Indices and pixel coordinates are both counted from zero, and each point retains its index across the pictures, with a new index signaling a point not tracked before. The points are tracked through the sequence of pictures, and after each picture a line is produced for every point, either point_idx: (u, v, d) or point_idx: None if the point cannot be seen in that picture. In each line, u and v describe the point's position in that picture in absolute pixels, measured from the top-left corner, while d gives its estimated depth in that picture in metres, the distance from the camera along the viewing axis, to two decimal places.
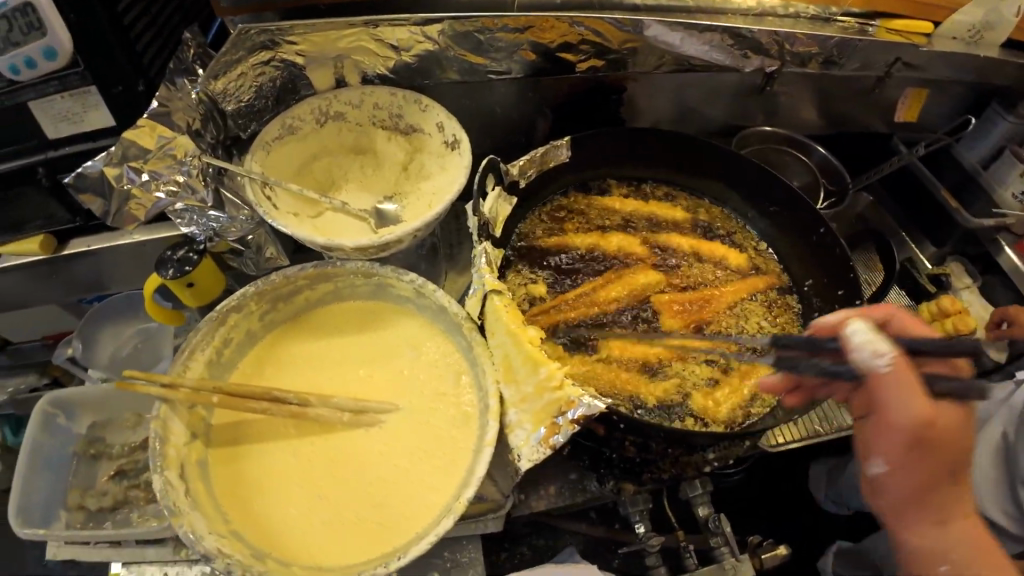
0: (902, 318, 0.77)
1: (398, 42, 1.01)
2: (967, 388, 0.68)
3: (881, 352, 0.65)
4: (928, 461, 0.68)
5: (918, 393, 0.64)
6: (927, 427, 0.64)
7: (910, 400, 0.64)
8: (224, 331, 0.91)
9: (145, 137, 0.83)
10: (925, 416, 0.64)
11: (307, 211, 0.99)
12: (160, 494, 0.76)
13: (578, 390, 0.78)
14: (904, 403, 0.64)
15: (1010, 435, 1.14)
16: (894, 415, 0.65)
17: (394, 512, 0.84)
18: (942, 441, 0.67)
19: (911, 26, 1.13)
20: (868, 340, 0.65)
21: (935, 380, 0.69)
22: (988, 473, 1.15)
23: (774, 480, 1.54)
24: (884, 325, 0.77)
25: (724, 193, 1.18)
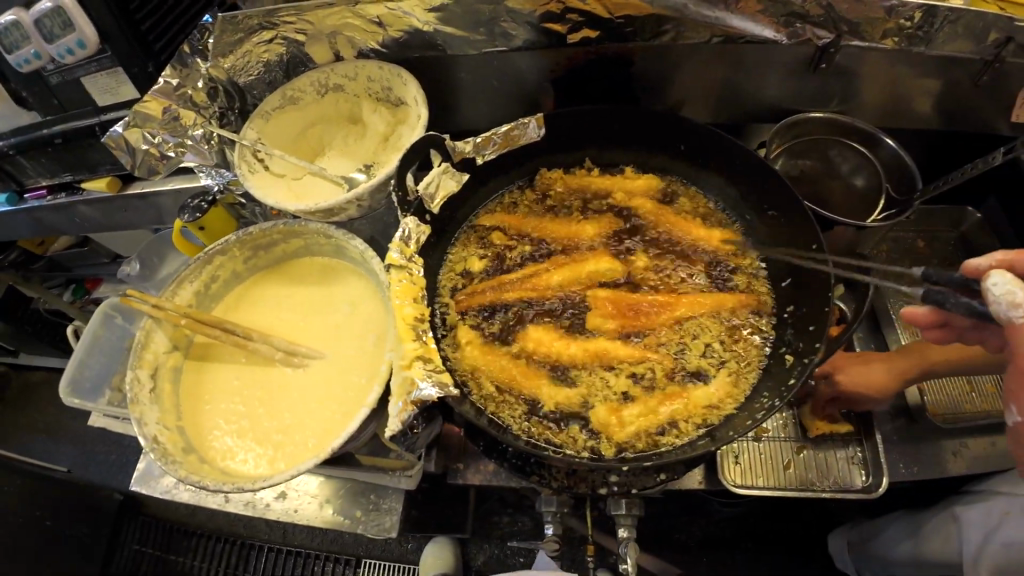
0: None
1: (381, 19, 1.07)
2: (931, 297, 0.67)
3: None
4: None
5: None
6: None
7: None
8: (211, 270, 1.10)
9: (152, 107, 1.02)
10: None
11: (291, 172, 1.12)
12: (126, 385, 0.98)
13: (422, 373, 0.80)
14: None
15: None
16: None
17: (295, 444, 0.97)
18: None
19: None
20: (1006, 286, 0.60)
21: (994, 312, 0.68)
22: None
23: (769, 520, 1.42)
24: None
25: (723, 190, 1.04)
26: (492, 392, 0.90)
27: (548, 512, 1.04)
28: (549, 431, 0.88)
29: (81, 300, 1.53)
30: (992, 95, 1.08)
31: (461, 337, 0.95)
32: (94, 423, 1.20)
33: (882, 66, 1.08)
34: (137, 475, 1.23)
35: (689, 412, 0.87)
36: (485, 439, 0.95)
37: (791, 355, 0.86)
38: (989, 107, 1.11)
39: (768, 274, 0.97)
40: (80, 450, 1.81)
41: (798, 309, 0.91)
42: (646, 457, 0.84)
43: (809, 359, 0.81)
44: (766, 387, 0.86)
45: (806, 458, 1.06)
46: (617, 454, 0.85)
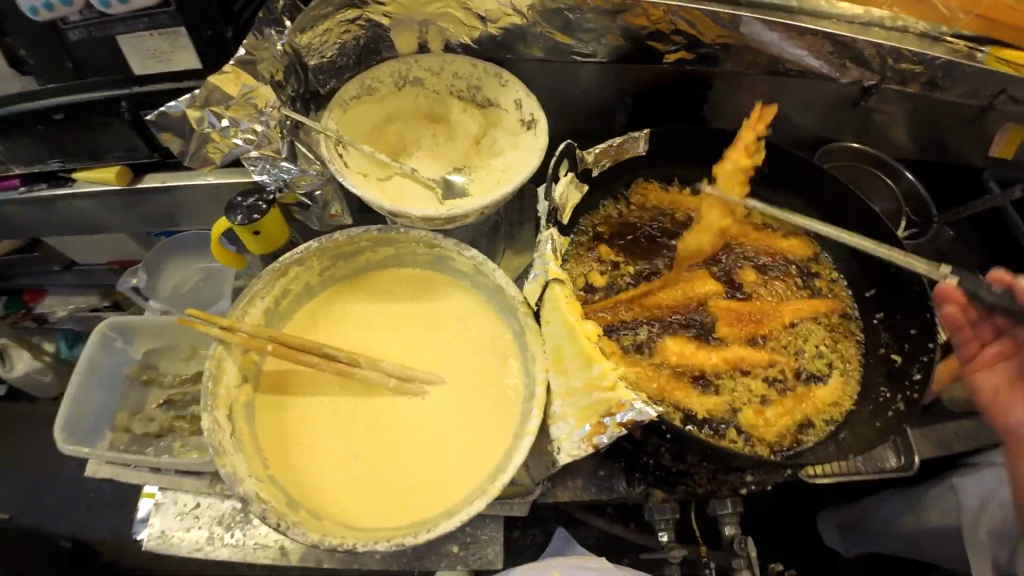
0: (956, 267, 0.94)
1: (486, 13, 0.99)
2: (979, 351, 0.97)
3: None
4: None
5: None
6: None
7: None
8: (283, 283, 0.92)
9: (229, 83, 0.85)
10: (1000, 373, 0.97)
11: (376, 172, 0.98)
12: (206, 432, 0.79)
13: (630, 393, 0.76)
14: None
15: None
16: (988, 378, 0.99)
17: (427, 483, 0.84)
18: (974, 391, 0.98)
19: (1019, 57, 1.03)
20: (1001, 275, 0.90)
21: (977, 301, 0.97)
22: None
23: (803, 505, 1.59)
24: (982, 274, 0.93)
25: (802, 210, 1.13)
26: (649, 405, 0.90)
27: (660, 520, 1.05)
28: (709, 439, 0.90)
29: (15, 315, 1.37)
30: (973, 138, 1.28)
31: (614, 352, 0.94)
32: (98, 472, 0.98)
33: (900, 110, 1.24)
34: (150, 534, 0.96)
35: (819, 409, 0.96)
36: (626, 455, 0.97)
37: (898, 355, 0.98)
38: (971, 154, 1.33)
39: (845, 282, 1.07)
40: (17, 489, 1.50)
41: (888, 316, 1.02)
42: (797, 455, 0.90)
43: (925, 359, 0.93)
44: (879, 382, 0.97)
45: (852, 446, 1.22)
46: (772, 453, 0.91)
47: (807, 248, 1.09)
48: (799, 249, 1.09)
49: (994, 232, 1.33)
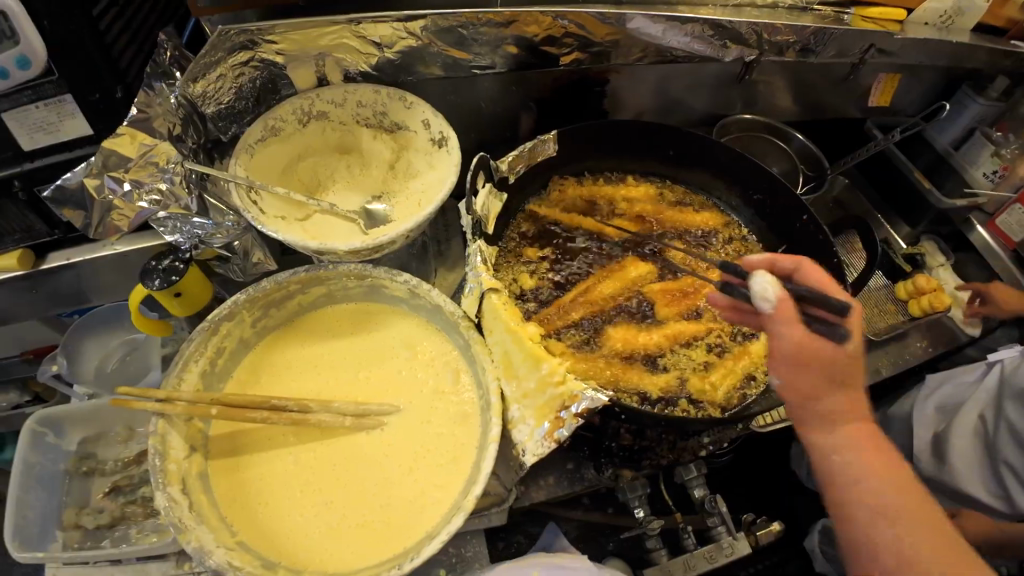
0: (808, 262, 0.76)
1: (380, 39, 1.00)
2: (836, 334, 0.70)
3: (772, 289, 0.70)
4: (813, 377, 0.72)
5: (795, 321, 0.70)
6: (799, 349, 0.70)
7: (787, 328, 0.70)
8: (216, 342, 0.89)
9: (126, 146, 0.83)
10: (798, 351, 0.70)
11: (294, 213, 0.97)
12: (164, 511, 0.75)
13: (580, 383, 0.79)
14: (783, 331, 0.70)
15: (988, 415, 1.13)
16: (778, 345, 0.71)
17: (404, 514, 0.84)
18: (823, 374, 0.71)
19: (883, 14, 1.18)
20: (762, 286, 0.70)
21: (813, 321, 0.72)
22: (968, 452, 1.15)
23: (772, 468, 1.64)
24: (793, 271, 0.77)
25: (709, 182, 1.19)
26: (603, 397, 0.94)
27: (634, 498, 1.08)
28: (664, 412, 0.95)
29: None
30: (850, 92, 1.37)
31: (568, 348, 0.98)
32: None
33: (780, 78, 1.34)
34: None
35: (756, 363, 1.03)
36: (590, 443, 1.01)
37: None
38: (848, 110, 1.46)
39: (758, 243, 1.16)
40: None
41: None
42: (746, 409, 0.97)
43: None
44: None
45: None
46: (723, 412, 0.97)
47: (717, 218, 1.18)
48: (707, 223, 1.17)
49: (884, 176, 1.43)
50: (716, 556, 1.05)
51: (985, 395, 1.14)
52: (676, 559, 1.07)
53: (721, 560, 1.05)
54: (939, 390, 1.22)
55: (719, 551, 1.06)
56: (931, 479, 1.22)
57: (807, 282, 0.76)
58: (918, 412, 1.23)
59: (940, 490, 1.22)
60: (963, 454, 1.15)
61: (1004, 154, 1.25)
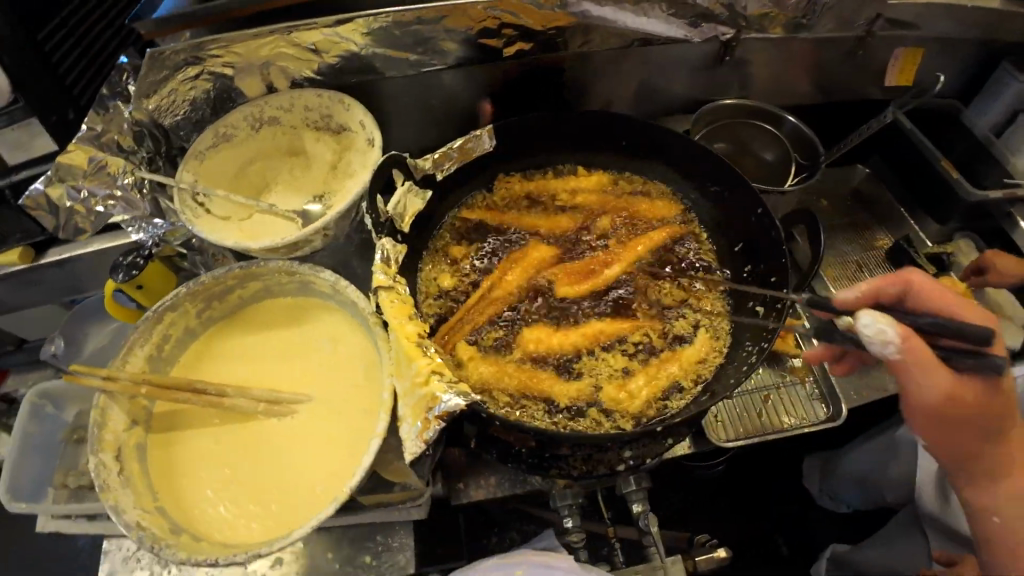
0: (923, 285, 0.83)
1: (316, 46, 1.03)
2: (987, 366, 0.73)
3: (890, 332, 0.68)
4: (966, 423, 0.77)
5: (939, 372, 0.72)
6: (948, 399, 0.73)
7: (929, 380, 0.72)
8: (162, 329, 0.99)
9: (77, 158, 0.93)
10: (944, 394, 0.73)
11: (237, 214, 1.06)
12: (91, 472, 0.85)
13: (442, 386, 0.79)
14: (924, 382, 0.72)
15: None
16: (922, 394, 0.74)
17: (297, 497, 0.90)
18: (974, 415, 0.76)
19: None
20: (877, 328, 0.68)
21: (955, 359, 0.74)
22: None
23: (766, 480, 1.54)
24: (905, 294, 0.84)
25: (667, 175, 1.12)
26: (508, 401, 0.91)
27: (563, 507, 1.05)
28: (570, 420, 0.91)
29: None
30: (864, 69, 1.23)
31: (475, 350, 0.96)
32: (43, 529, 1.02)
33: (775, 54, 1.21)
34: None
35: (686, 369, 0.95)
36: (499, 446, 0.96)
37: (762, 308, 0.96)
38: (870, 90, 1.28)
39: (716, 241, 1.07)
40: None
41: (756, 268, 1.00)
42: (662, 419, 0.90)
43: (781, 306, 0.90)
44: (745, 338, 0.96)
45: (774, 402, 1.19)
46: (636, 424, 0.90)
47: (669, 212, 1.10)
48: (656, 217, 1.10)
49: (911, 163, 1.25)
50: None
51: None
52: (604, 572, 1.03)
53: None
54: None
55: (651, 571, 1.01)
56: (930, 514, 1.10)
57: (919, 306, 0.82)
58: None
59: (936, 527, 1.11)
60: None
61: None
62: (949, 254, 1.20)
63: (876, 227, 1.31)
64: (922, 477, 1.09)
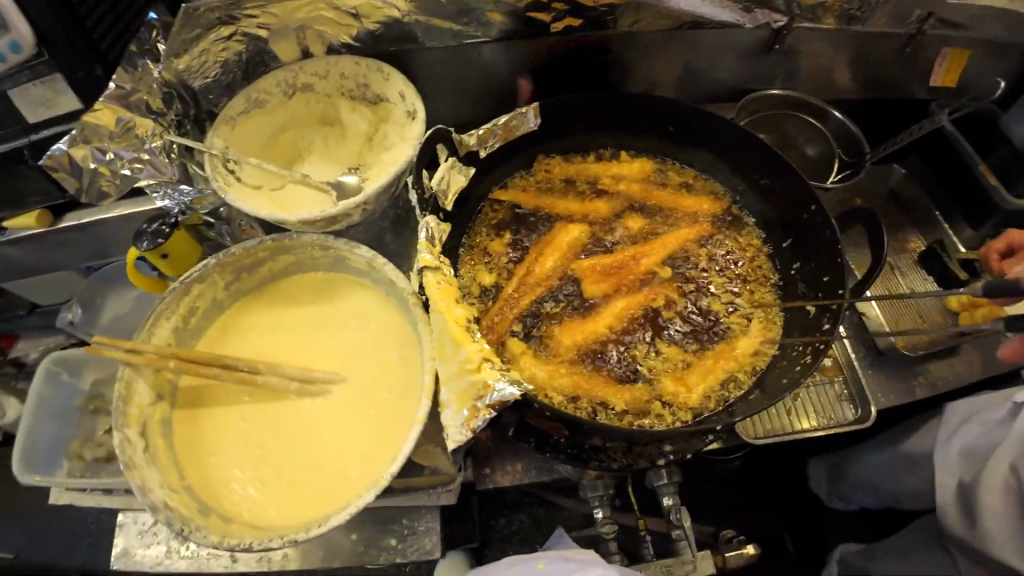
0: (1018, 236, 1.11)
1: (357, 10, 0.98)
2: None
3: None
4: None
5: None
6: None
7: None
8: (189, 301, 0.95)
9: (104, 118, 0.88)
10: None
11: (269, 183, 1.01)
12: (116, 449, 0.81)
13: (496, 373, 0.77)
14: None
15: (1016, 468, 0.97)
16: None
17: (329, 480, 0.87)
18: None
19: None
20: None
21: None
22: (998, 510, 1.00)
23: (777, 476, 1.56)
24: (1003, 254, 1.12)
25: (713, 165, 1.09)
26: (564, 399, 0.89)
27: (594, 497, 1.05)
28: (630, 417, 0.89)
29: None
30: (912, 68, 1.20)
31: (522, 342, 0.94)
32: (55, 499, 0.99)
33: (824, 47, 1.18)
34: (115, 552, 1.03)
35: (739, 364, 0.94)
36: (536, 435, 0.95)
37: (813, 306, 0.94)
38: (916, 88, 1.24)
39: (762, 234, 1.05)
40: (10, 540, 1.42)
41: (804, 265, 0.98)
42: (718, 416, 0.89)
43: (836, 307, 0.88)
44: (794, 336, 0.94)
45: (803, 401, 1.18)
46: (692, 419, 0.89)
47: (712, 202, 1.08)
48: (700, 206, 1.08)
49: (948, 166, 1.24)
50: (675, 571, 0.99)
51: (1021, 447, 0.98)
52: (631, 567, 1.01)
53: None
54: (964, 431, 1.10)
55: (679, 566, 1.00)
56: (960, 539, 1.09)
57: None
58: (939, 456, 1.12)
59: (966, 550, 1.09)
60: (990, 516, 1.01)
61: None
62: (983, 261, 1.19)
63: (909, 228, 1.29)
64: (946, 500, 1.10)
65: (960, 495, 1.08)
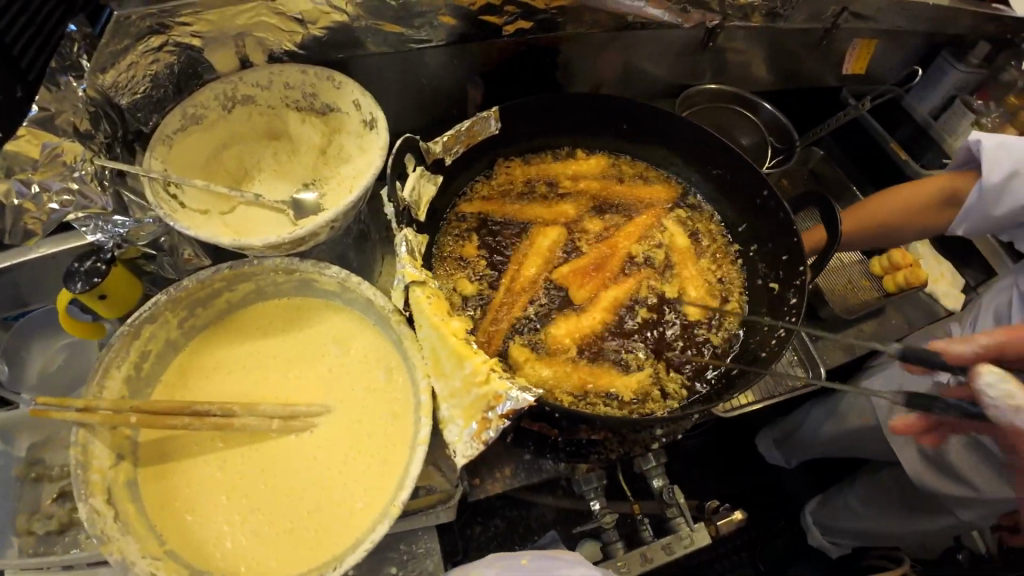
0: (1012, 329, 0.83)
1: (303, 15, 0.92)
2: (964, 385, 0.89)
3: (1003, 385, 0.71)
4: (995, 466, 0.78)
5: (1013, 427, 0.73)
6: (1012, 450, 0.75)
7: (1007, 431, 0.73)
8: (139, 345, 0.85)
9: (26, 146, 0.78)
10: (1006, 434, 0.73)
11: (217, 206, 0.92)
12: (84, 523, 0.71)
13: (505, 383, 0.77)
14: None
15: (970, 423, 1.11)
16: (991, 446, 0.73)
17: (332, 517, 0.82)
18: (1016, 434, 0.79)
19: None
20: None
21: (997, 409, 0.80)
22: (967, 459, 1.13)
23: (733, 444, 1.66)
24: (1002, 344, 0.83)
25: (667, 158, 1.14)
26: (571, 400, 0.90)
27: (589, 490, 1.06)
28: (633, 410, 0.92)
29: None
30: (824, 59, 1.31)
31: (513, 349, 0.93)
32: None
33: (750, 43, 1.26)
34: None
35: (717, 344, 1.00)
36: (534, 438, 0.96)
37: (776, 284, 1.01)
38: (828, 78, 1.37)
39: (717, 219, 1.11)
40: None
41: (762, 246, 1.06)
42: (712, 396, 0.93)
43: (798, 283, 0.96)
44: (762, 313, 1.01)
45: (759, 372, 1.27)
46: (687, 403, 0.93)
47: (667, 191, 1.13)
48: (656, 197, 1.12)
49: (858, 146, 1.41)
50: (674, 547, 1.02)
51: None
52: (633, 552, 1.03)
53: (679, 551, 1.02)
54: (902, 406, 1.21)
55: (677, 542, 1.03)
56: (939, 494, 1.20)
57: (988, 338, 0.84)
58: (891, 433, 1.22)
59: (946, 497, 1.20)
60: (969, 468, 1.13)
61: (985, 123, 1.27)
62: None
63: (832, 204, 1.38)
64: (918, 468, 1.20)
65: (927, 462, 1.19)
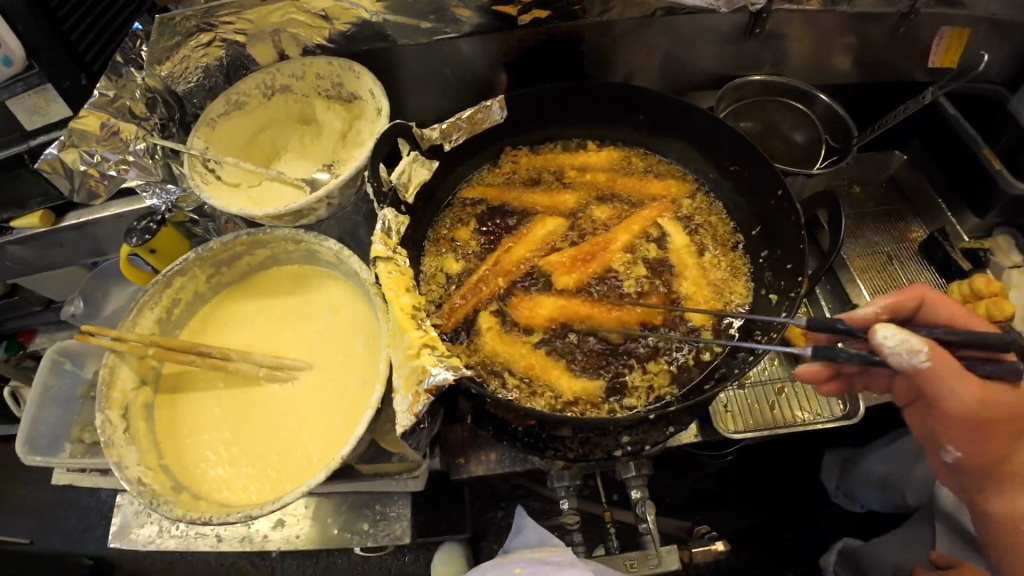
0: (933, 293, 0.78)
1: (326, 12, 1.01)
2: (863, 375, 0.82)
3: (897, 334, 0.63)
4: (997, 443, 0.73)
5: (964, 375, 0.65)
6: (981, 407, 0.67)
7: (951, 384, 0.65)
8: (172, 293, 1.01)
9: (90, 123, 0.95)
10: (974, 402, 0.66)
11: (248, 180, 1.06)
12: (97, 429, 0.88)
13: (435, 359, 0.79)
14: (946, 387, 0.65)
15: None
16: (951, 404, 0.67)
17: (294, 461, 0.92)
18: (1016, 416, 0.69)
19: None
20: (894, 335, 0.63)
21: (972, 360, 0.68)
22: None
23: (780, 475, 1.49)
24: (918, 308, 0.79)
25: (684, 153, 1.08)
26: (521, 385, 0.90)
27: (561, 488, 1.05)
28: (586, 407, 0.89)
29: (15, 356, 1.35)
30: (909, 46, 1.13)
31: (479, 324, 0.95)
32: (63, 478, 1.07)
33: (809, 31, 1.13)
34: (113, 530, 1.10)
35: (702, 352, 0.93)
36: (495, 422, 0.96)
37: (777, 294, 0.92)
38: (915, 70, 1.18)
39: (730, 220, 1.04)
40: (39, 515, 1.52)
41: (773, 253, 0.96)
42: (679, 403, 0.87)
43: (794, 295, 0.87)
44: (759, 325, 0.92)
45: (788, 395, 1.13)
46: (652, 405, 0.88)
47: (680, 188, 1.07)
48: (666, 193, 1.07)
49: (946, 149, 1.19)
50: (639, 566, 0.97)
51: None
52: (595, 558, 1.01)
53: (643, 571, 0.97)
54: None
55: (644, 561, 0.98)
56: (945, 511, 1.07)
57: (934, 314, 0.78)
58: None
59: (948, 524, 1.08)
60: None
61: None
62: (986, 251, 1.12)
63: (910, 217, 1.23)
64: None
65: None
